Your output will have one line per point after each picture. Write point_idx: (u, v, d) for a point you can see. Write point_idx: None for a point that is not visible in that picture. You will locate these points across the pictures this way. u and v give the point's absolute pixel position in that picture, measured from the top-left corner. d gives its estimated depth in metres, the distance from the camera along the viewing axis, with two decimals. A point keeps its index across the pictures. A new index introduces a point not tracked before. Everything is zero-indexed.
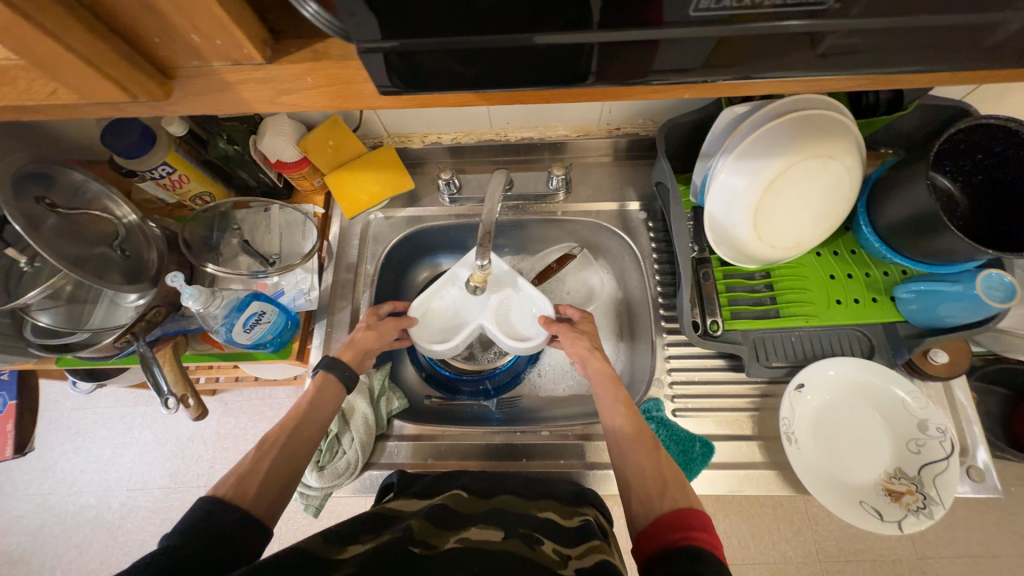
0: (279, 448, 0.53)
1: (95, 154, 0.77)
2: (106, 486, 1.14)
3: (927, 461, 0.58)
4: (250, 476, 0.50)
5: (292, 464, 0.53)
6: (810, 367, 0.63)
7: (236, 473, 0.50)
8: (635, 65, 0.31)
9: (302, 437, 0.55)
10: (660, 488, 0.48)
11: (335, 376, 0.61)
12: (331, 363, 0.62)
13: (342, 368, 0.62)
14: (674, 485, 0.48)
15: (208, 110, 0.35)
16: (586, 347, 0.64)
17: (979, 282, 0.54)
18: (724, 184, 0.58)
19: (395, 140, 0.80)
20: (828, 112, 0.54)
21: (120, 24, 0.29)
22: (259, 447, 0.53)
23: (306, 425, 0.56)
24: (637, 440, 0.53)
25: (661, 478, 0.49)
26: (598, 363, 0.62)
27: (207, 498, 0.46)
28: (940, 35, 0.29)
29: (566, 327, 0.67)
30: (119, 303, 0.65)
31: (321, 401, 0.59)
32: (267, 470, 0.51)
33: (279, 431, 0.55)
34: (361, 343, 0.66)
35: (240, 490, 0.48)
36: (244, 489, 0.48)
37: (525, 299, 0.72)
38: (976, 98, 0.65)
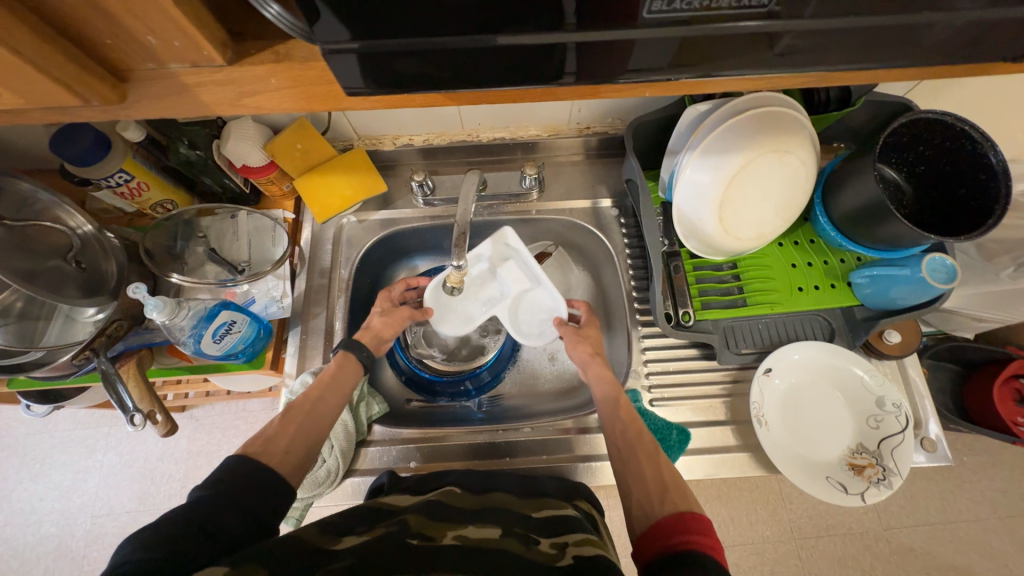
0: (305, 414, 0.55)
1: (43, 163, 0.73)
2: (68, 514, 1.07)
3: (885, 435, 0.62)
4: (278, 436, 0.51)
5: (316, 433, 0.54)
6: (776, 352, 0.66)
7: (264, 435, 0.51)
8: (602, 66, 0.32)
9: (326, 407, 0.57)
10: (660, 492, 0.48)
11: (355, 355, 0.63)
12: (350, 344, 0.63)
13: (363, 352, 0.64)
14: (673, 488, 0.49)
15: (166, 113, 0.34)
16: (587, 354, 0.65)
17: (924, 265, 0.58)
18: (691, 180, 0.60)
19: (366, 143, 0.79)
20: (782, 109, 0.57)
21: (68, 26, 0.28)
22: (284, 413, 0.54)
23: (330, 396, 0.58)
24: (638, 444, 0.54)
25: (661, 483, 0.49)
26: (599, 368, 0.64)
27: (233, 457, 0.48)
28: (886, 34, 0.31)
29: (575, 330, 0.69)
30: (76, 319, 0.62)
31: (343, 379, 0.60)
32: (293, 436, 0.52)
33: (305, 399, 0.56)
34: (378, 330, 0.68)
35: (267, 450, 0.50)
36: (270, 449, 0.50)
37: (539, 295, 0.72)
38: (917, 94, 0.69)
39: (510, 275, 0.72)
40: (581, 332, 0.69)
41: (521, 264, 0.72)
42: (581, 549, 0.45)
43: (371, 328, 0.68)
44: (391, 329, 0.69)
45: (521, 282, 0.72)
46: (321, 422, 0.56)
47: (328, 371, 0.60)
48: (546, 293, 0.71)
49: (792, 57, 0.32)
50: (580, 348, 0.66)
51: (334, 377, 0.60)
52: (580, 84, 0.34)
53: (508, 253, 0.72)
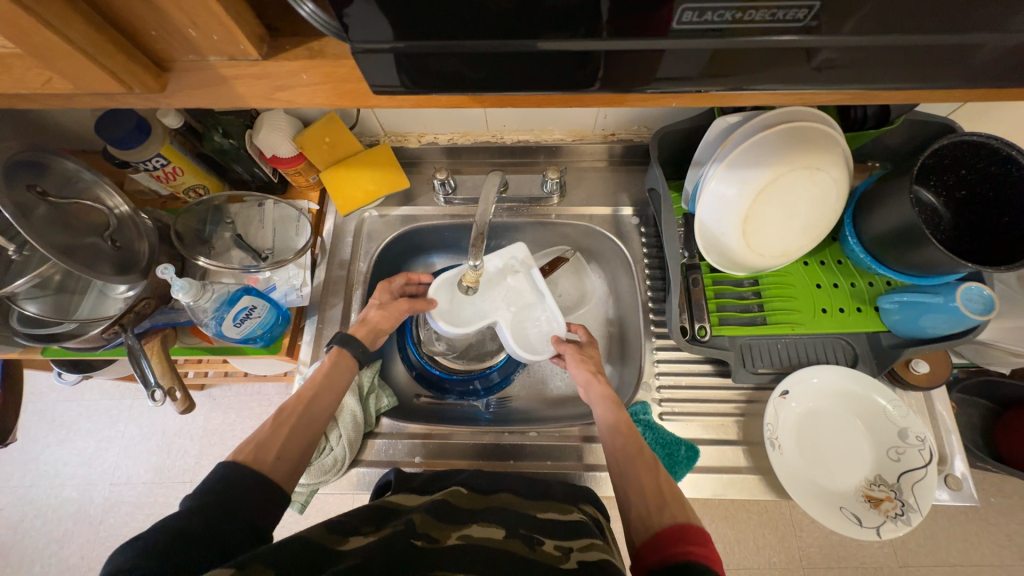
0: (298, 416, 0.56)
1: (87, 144, 0.76)
2: (89, 480, 1.12)
3: (906, 469, 0.60)
4: (271, 441, 0.53)
5: (307, 435, 0.56)
6: (794, 374, 0.64)
7: (256, 439, 0.53)
8: (632, 76, 0.32)
9: (317, 408, 0.58)
10: (659, 504, 0.49)
11: (346, 351, 0.64)
12: (345, 338, 0.64)
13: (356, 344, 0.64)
14: (672, 500, 0.49)
15: (202, 103, 0.35)
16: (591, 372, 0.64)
17: (959, 293, 0.56)
18: (715, 192, 0.59)
19: (392, 139, 0.80)
20: (816, 125, 0.56)
21: (116, 16, 0.29)
22: (277, 418, 0.55)
23: (322, 396, 0.59)
24: (636, 455, 0.54)
25: (660, 495, 0.50)
26: (599, 389, 0.63)
27: (225, 465, 0.49)
28: (933, 55, 0.30)
29: (574, 348, 0.68)
30: (108, 295, 0.65)
31: (336, 375, 0.62)
32: (286, 439, 0.54)
33: (297, 401, 0.58)
34: (374, 322, 0.69)
35: (260, 457, 0.51)
36: (262, 456, 0.51)
37: (543, 311, 0.72)
38: (961, 115, 0.66)
39: (517, 287, 0.74)
40: (581, 350, 0.68)
41: (530, 278, 0.73)
42: (587, 554, 0.44)
43: (368, 320, 0.69)
44: (388, 321, 0.69)
45: (527, 295, 0.73)
46: (313, 424, 0.57)
47: (320, 369, 0.62)
48: (550, 309, 0.71)
49: (830, 73, 0.31)
50: (581, 369, 0.65)
51: (327, 377, 0.61)
52: (608, 90, 0.33)
53: (518, 266, 0.74)
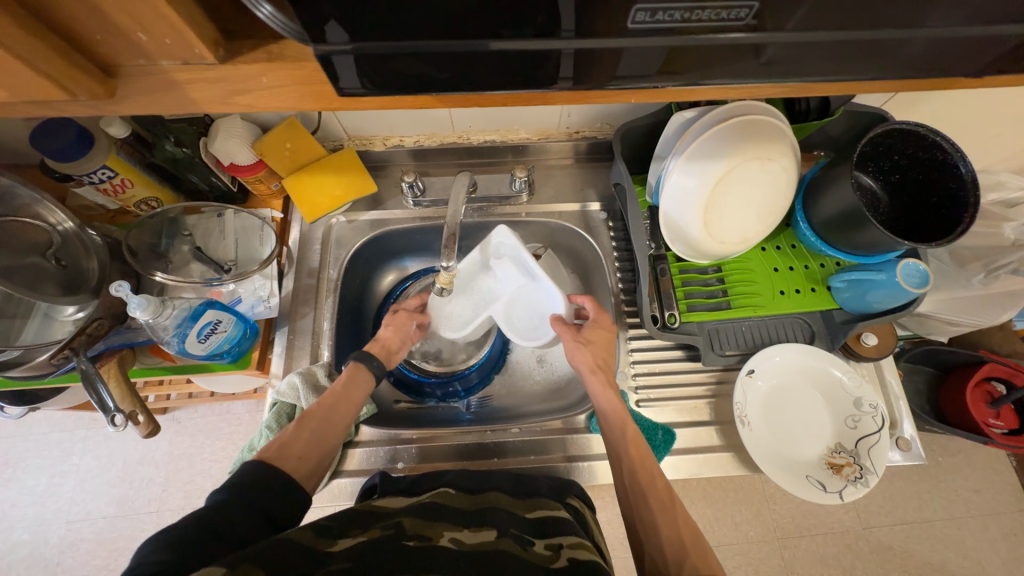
0: (316, 425, 0.56)
1: (24, 158, 0.71)
2: (42, 519, 1.04)
3: (862, 435, 0.64)
4: (293, 444, 0.53)
5: (327, 442, 0.56)
6: (759, 354, 0.67)
7: (281, 440, 0.53)
8: (594, 74, 0.33)
9: (337, 416, 0.58)
10: (677, 554, 0.49)
11: (366, 367, 0.63)
12: (361, 355, 0.64)
13: (372, 361, 0.64)
14: (692, 550, 0.49)
15: (154, 110, 0.33)
16: (588, 365, 0.63)
17: (899, 270, 0.60)
18: (677, 184, 0.62)
19: (356, 143, 0.79)
20: (764, 117, 0.59)
21: (56, 19, 0.28)
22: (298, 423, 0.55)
23: (343, 403, 0.59)
24: (650, 493, 0.54)
25: (679, 543, 0.49)
26: (600, 384, 0.62)
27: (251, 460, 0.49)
28: (864, 48, 0.32)
29: (572, 331, 0.66)
30: (54, 317, 0.61)
31: (354, 389, 0.61)
32: (306, 445, 0.54)
33: (318, 407, 0.58)
34: (387, 341, 0.70)
35: (283, 457, 0.51)
36: (285, 454, 0.52)
37: (536, 292, 0.72)
38: (892, 106, 0.72)
39: (507, 271, 0.72)
40: (580, 334, 0.66)
41: (517, 262, 0.72)
42: (577, 552, 0.46)
43: (380, 341, 0.70)
44: (398, 338, 0.70)
45: (517, 279, 0.71)
46: (332, 430, 0.57)
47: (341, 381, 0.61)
48: (542, 290, 0.71)
49: (772, 67, 0.33)
50: (582, 356, 0.64)
51: (345, 389, 0.60)
52: (571, 88, 0.34)
53: (502, 252, 0.72)
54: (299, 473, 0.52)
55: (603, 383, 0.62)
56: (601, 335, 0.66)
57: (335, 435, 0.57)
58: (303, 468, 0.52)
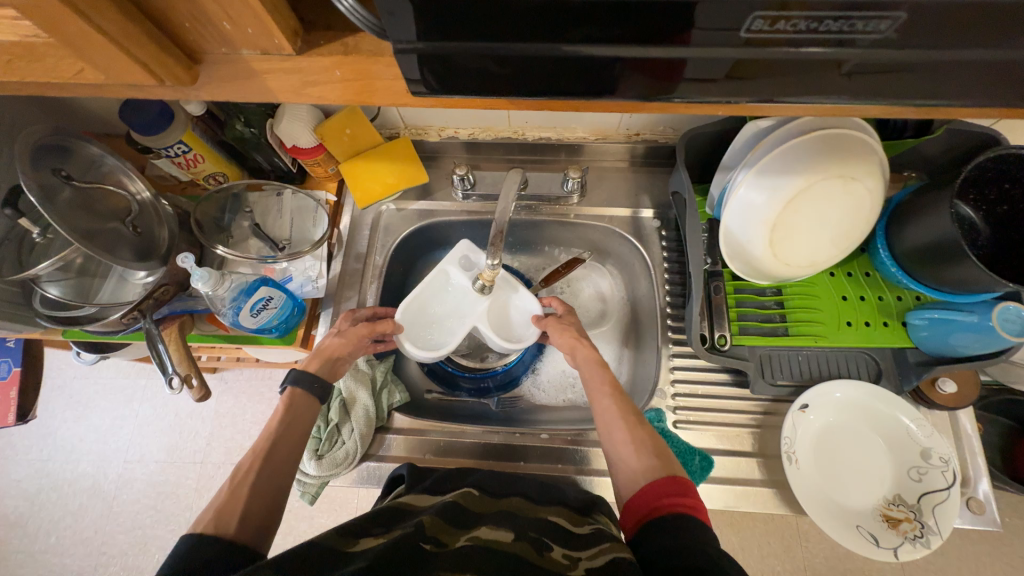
0: (257, 470, 0.49)
1: (111, 128, 0.76)
2: (105, 456, 1.15)
3: (927, 490, 0.58)
4: (230, 507, 0.45)
5: (279, 478, 0.50)
6: (816, 388, 0.62)
7: (212, 510, 0.45)
8: (676, 79, 0.30)
9: (281, 454, 0.51)
10: (648, 461, 0.50)
11: (305, 390, 0.57)
12: (299, 376, 0.57)
13: (311, 381, 0.57)
14: (661, 457, 0.50)
15: (232, 96, 0.34)
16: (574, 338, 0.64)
17: (995, 313, 0.54)
18: (743, 199, 0.58)
19: (412, 132, 0.79)
20: (852, 132, 0.54)
21: (151, 7, 0.28)
22: (231, 483, 0.48)
23: (283, 440, 0.52)
24: (618, 418, 0.55)
25: (647, 447, 0.51)
26: (588, 351, 0.62)
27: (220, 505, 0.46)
28: (997, 72, 0.28)
29: (555, 321, 0.66)
30: (128, 280, 0.66)
31: (294, 417, 0.54)
32: (251, 497, 0.47)
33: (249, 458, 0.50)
34: (331, 351, 0.62)
35: (221, 526, 0.44)
36: (227, 519, 0.44)
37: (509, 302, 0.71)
38: (1004, 127, 0.63)
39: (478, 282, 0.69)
40: (563, 321, 0.67)
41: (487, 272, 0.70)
42: (596, 561, 0.43)
43: (323, 349, 0.62)
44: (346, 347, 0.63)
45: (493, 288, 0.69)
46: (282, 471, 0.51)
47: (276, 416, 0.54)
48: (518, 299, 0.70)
49: (878, 80, 0.29)
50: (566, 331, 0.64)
51: (288, 420, 0.54)
52: (646, 94, 0.32)
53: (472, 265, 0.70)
54: (246, 536, 0.44)
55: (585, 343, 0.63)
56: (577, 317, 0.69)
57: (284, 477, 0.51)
58: (247, 524, 0.45)
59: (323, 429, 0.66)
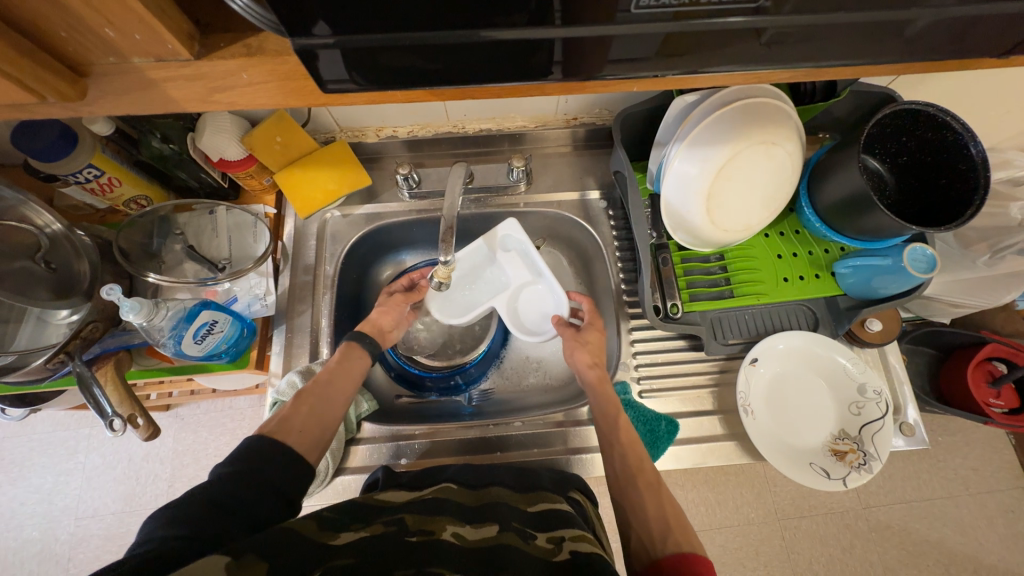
0: (317, 398, 0.56)
1: (6, 159, 0.69)
2: (52, 517, 1.05)
3: (866, 422, 0.64)
4: (293, 419, 0.53)
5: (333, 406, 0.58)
6: (762, 342, 0.66)
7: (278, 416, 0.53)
8: (591, 60, 0.31)
9: (335, 390, 0.59)
10: (664, 531, 0.49)
11: (357, 345, 0.65)
12: (356, 334, 0.65)
13: (364, 339, 0.65)
14: (676, 529, 0.49)
15: (131, 109, 0.32)
16: (586, 363, 0.65)
17: (906, 255, 0.59)
18: (679, 172, 0.60)
19: (349, 135, 0.77)
20: (769, 100, 0.57)
21: (17, 17, 0.26)
22: (296, 399, 0.56)
23: (338, 381, 0.60)
24: (637, 474, 0.55)
25: (664, 521, 0.50)
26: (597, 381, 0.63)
27: None
28: (882, 28, 0.30)
29: (571, 333, 0.68)
30: (48, 321, 0.59)
31: (347, 367, 0.62)
32: (308, 420, 0.54)
33: (315, 383, 0.58)
34: (379, 322, 0.70)
35: (284, 433, 0.52)
36: (286, 430, 0.52)
37: (545, 288, 0.73)
38: (898, 85, 0.70)
39: (512, 266, 0.74)
40: (579, 335, 0.68)
41: (526, 259, 0.73)
42: (579, 544, 0.45)
43: (370, 321, 0.70)
44: (390, 318, 0.71)
45: (523, 275, 0.73)
46: (331, 406, 0.57)
47: (332, 360, 0.62)
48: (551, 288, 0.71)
49: (781, 48, 0.31)
50: (579, 355, 0.65)
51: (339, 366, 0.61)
52: (568, 73, 0.32)
53: (510, 246, 0.73)
54: (302, 446, 0.52)
55: (601, 379, 0.64)
56: (595, 336, 0.68)
57: (334, 405, 0.58)
58: (305, 436, 0.53)
59: None
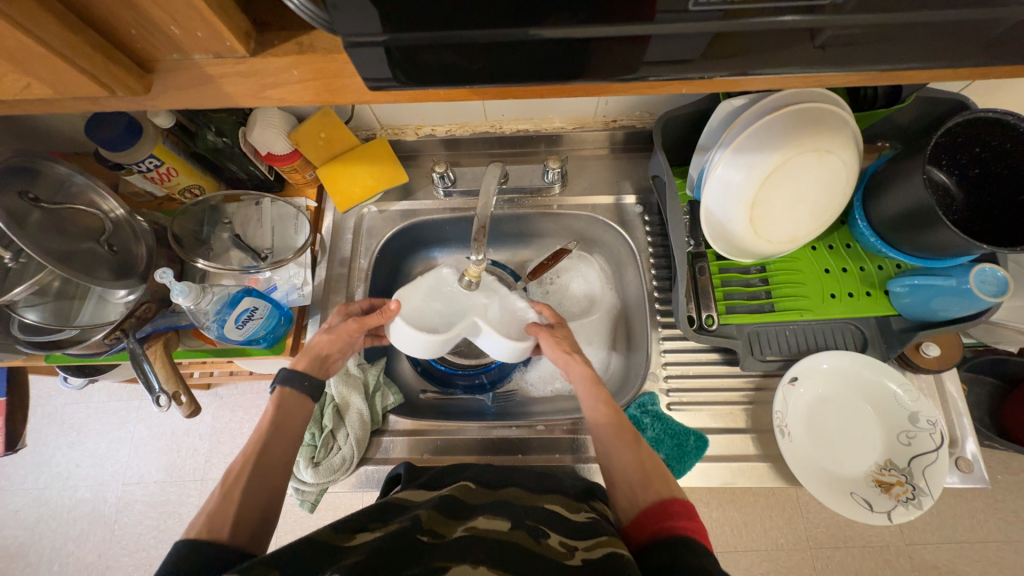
0: (249, 472, 0.52)
1: (79, 147, 0.75)
2: (102, 480, 1.13)
3: (916, 453, 0.59)
4: (222, 510, 0.48)
5: (274, 476, 0.53)
6: (804, 360, 0.63)
7: (206, 510, 0.48)
8: (633, 60, 0.30)
9: (274, 454, 0.54)
10: (643, 483, 0.52)
11: (294, 391, 0.59)
12: (287, 377, 0.59)
13: (303, 381, 0.59)
14: (656, 477, 0.53)
15: (190, 104, 0.33)
16: (565, 353, 0.64)
17: (973, 275, 0.55)
18: (721, 178, 0.58)
19: (388, 132, 0.78)
20: (825, 106, 0.54)
21: (94, 16, 0.28)
22: (224, 485, 0.50)
23: (276, 443, 0.55)
24: (618, 438, 0.57)
25: (644, 472, 0.54)
26: (579, 367, 0.63)
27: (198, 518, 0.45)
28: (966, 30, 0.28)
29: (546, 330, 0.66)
30: (109, 299, 0.65)
31: (284, 423, 0.57)
32: (242, 500, 0.49)
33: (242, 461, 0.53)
34: (321, 349, 0.63)
35: (214, 529, 0.46)
36: (218, 523, 0.47)
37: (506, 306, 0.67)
38: (974, 91, 0.64)
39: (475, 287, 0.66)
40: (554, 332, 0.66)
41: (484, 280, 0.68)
42: (593, 552, 0.44)
43: (314, 348, 0.62)
44: (336, 346, 0.63)
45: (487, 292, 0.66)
46: (271, 476, 0.53)
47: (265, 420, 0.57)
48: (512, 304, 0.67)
49: (841, 52, 0.30)
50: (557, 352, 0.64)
51: (278, 422, 0.56)
52: (612, 72, 0.31)
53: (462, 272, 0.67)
54: (242, 540, 0.47)
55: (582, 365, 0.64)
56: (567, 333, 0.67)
57: (272, 477, 0.53)
58: (240, 527, 0.47)
59: (317, 437, 0.66)
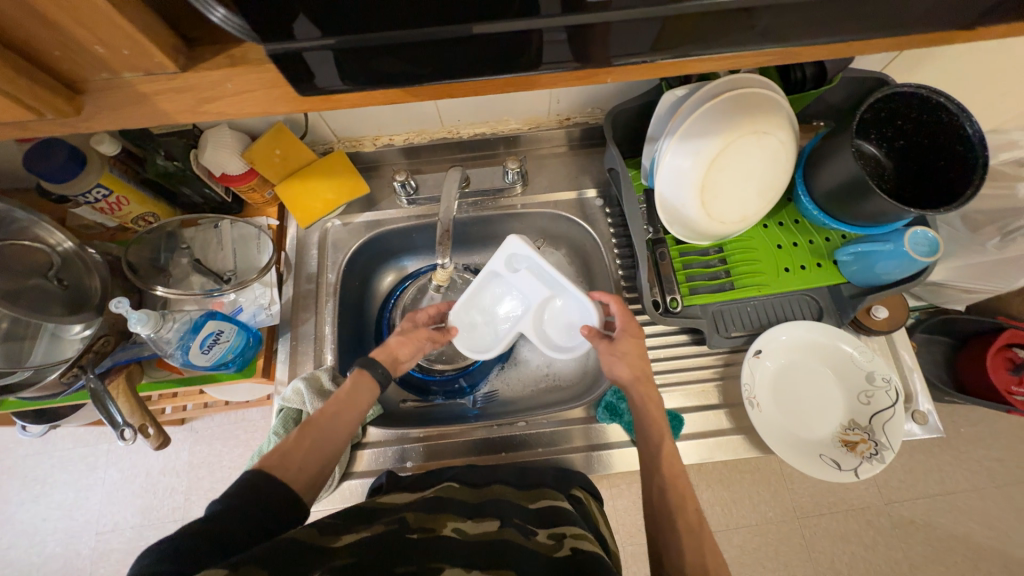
0: (319, 432, 0.55)
1: (20, 182, 0.72)
2: (74, 532, 1.07)
3: (876, 411, 0.63)
4: (293, 452, 0.52)
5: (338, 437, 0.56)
6: (765, 333, 0.66)
7: (282, 447, 0.52)
8: (568, 52, 0.31)
9: (340, 424, 0.57)
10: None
11: (369, 373, 0.62)
12: (367, 362, 0.63)
13: (376, 368, 0.63)
14: None
15: (125, 124, 0.33)
16: (630, 376, 0.62)
17: (907, 239, 0.59)
18: (671, 165, 0.60)
19: (346, 145, 0.78)
20: (759, 90, 0.57)
21: (13, 39, 0.27)
22: (302, 428, 0.55)
23: (345, 414, 0.58)
24: (677, 511, 0.52)
25: (701, 567, 0.47)
26: (644, 393, 0.61)
27: None
28: (869, 8, 0.30)
29: (607, 346, 0.64)
30: (63, 337, 0.61)
31: (356, 397, 0.59)
32: (308, 453, 0.53)
33: (321, 414, 0.56)
34: (393, 350, 0.68)
35: (282, 466, 0.50)
36: (285, 465, 0.50)
37: (567, 302, 0.69)
38: (896, 68, 0.69)
39: (529, 283, 0.69)
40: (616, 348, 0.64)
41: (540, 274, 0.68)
42: (580, 542, 0.46)
43: (386, 347, 0.68)
44: (407, 348, 0.69)
45: (541, 291, 0.69)
46: (333, 442, 0.55)
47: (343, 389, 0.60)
48: (573, 300, 0.68)
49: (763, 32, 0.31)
50: (619, 369, 0.62)
51: (350, 396, 0.59)
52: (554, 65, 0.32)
53: (518, 262, 0.67)
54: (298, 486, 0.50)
55: (648, 395, 0.60)
56: (633, 348, 0.64)
57: (335, 444, 0.56)
58: (303, 476, 0.51)
59: None
